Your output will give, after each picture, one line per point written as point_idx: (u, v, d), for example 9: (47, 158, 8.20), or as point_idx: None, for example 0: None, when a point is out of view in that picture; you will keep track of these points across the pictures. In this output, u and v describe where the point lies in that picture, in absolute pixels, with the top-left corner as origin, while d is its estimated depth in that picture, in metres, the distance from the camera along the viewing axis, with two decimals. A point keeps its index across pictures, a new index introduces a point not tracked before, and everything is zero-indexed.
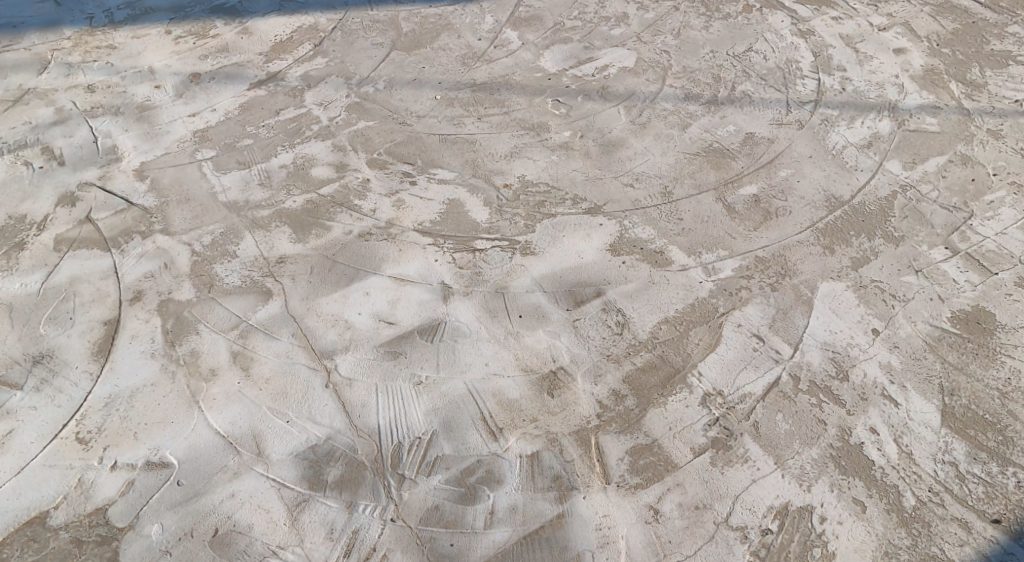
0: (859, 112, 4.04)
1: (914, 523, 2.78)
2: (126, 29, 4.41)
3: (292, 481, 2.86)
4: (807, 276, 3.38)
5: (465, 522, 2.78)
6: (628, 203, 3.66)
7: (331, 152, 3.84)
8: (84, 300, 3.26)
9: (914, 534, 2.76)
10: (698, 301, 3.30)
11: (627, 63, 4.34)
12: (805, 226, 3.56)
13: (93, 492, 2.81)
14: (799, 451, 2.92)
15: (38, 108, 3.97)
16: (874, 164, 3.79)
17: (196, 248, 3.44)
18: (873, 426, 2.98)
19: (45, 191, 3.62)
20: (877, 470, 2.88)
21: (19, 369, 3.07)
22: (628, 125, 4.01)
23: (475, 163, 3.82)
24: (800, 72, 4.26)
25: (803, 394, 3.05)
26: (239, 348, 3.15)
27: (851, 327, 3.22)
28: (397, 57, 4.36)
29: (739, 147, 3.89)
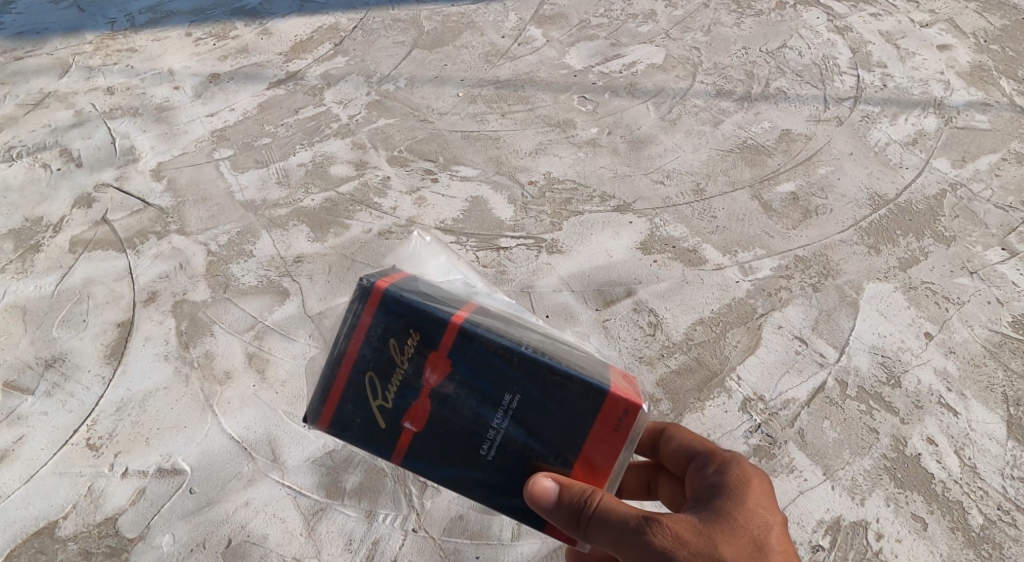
0: (902, 109, 3.87)
1: (982, 544, 2.59)
2: (147, 32, 4.31)
3: (309, 488, 2.72)
4: (851, 276, 3.21)
5: (491, 534, 2.64)
6: (658, 200, 3.50)
7: (350, 150, 3.72)
8: (98, 302, 3.15)
9: (983, 556, 2.57)
10: (735, 301, 3.14)
11: (656, 60, 4.19)
12: (848, 225, 3.38)
13: (103, 501, 2.68)
14: (849, 461, 2.74)
15: (58, 111, 3.85)
16: (921, 161, 3.62)
17: (213, 248, 3.32)
18: (930, 436, 2.80)
19: (62, 192, 3.51)
20: (937, 484, 2.70)
21: (31, 374, 2.96)
22: (658, 122, 3.85)
23: (499, 160, 3.68)
24: (837, 69, 4.09)
25: (851, 400, 2.87)
26: (255, 350, 3.02)
27: (901, 331, 3.04)
28: (419, 55, 4.24)
29: (775, 144, 3.73)
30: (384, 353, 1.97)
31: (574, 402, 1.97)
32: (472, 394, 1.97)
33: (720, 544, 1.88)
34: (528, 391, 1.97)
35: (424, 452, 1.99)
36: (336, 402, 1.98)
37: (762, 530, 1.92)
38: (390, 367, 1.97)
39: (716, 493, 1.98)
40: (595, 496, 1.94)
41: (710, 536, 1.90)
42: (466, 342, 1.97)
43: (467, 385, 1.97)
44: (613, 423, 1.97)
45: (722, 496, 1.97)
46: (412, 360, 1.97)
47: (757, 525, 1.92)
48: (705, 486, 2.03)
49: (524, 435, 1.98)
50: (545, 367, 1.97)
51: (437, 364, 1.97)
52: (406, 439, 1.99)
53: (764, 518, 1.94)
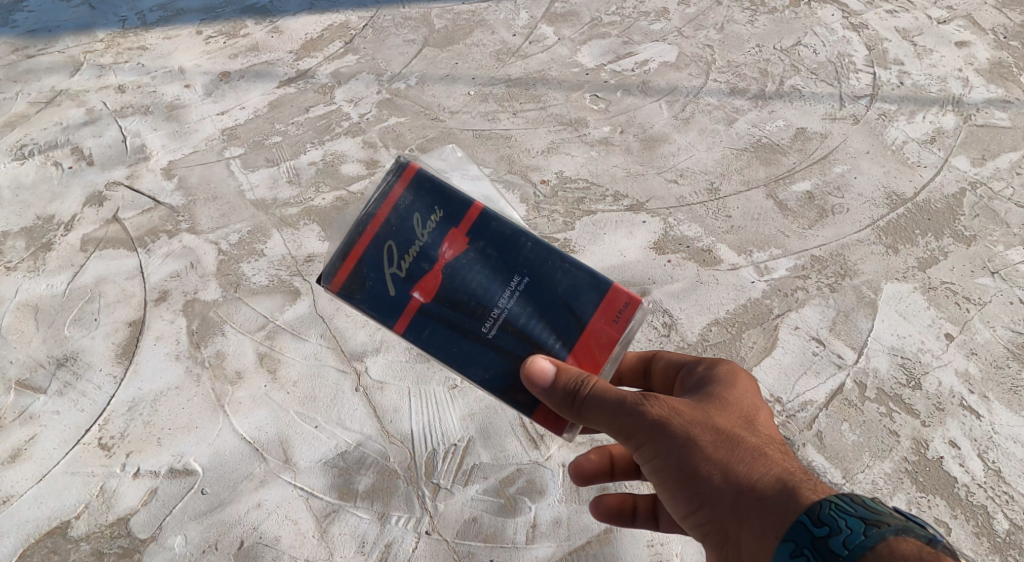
0: (919, 107, 3.83)
1: (1008, 550, 2.56)
2: (158, 30, 4.30)
3: (321, 490, 2.69)
4: (869, 276, 3.17)
5: (506, 537, 2.61)
6: (672, 199, 3.47)
7: (361, 149, 3.70)
8: (109, 301, 3.14)
9: None
10: (751, 301, 3.10)
11: (669, 58, 4.14)
12: (864, 224, 3.35)
13: (115, 501, 2.67)
14: (869, 464, 2.71)
15: (69, 109, 3.84)
16: (939, 160, 3.58)
17: (223, 247, 3.30)
18: (951, 439, 2.76)
19: (74, 190, 3.50)
20: (960, 488, 2.66)
21: (43, 372, 2.95)
22: (671, 120, 3.81)
23: (511, 159, 3.65)
24: (853, 67, 4.05)
25: (871, 402, 2.84)
26: (266, 350, 3.00)
27: (920, 332, 3.01)
28: (430, 53, 4.21)
29: (790, 143, 3.69)
30: (406, 226, 2.14)
31: (576, 288, 2.14)
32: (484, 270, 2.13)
33: (714, 414, 2.07)
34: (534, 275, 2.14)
35: (426, 322, 2.12)
36: (354, 264, 2.12)
37: (747, 406, 2.11)
38: (410, 239, 2.13)
39: (703, 381, 2.16)
40: (591, 380, 2.07)
41: (703, 410, 2.07)
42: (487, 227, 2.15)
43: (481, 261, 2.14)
44: (613, 314, 2.13)
45: (710, 381, 2.15)
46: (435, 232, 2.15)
47: (743, 401, 2.12)
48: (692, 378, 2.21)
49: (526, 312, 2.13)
50: (555, 257, 2.14)
51: (456, 238, 2.14)
52: (414, 304, 2.12)
53: (747, 397, 2.14)
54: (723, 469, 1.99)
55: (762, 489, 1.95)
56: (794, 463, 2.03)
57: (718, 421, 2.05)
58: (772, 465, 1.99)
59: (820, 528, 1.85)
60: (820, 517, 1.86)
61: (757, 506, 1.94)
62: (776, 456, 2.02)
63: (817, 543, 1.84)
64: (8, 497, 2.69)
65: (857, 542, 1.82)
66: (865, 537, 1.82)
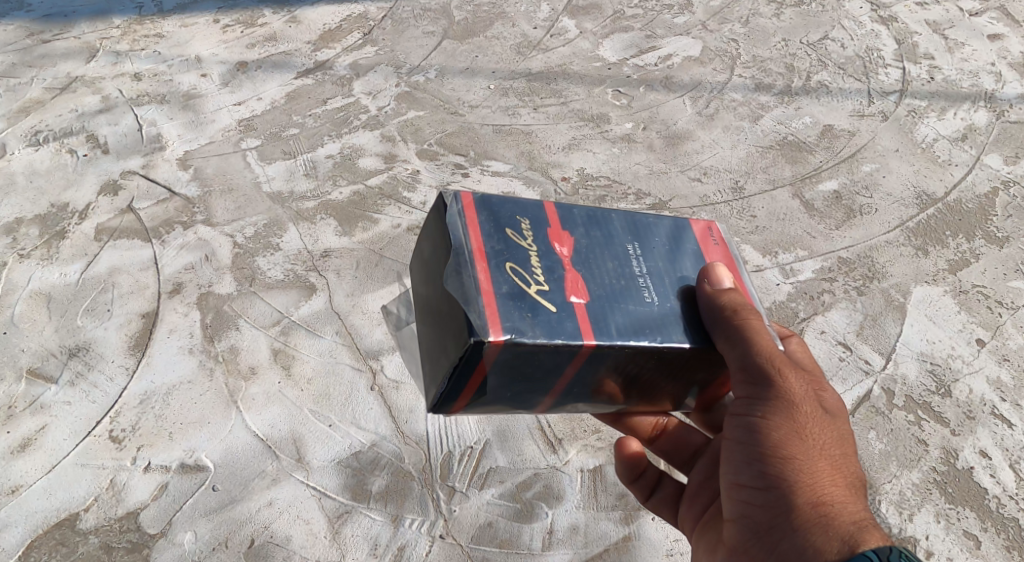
0: (951, 103, 3.73)
1: None
2: (175, 18, 4.24)
3: (334, 490, 2.65)
4: (897, 279, 3.09)
5: (522, 543, 2.56)
6: (695, 198, 3.39)
7: (379, 143, 3.64)
8: (123, 291, 3.11)
9: None
10: (776, 304, 3.02)
11: (693, 52, 4.05)
12: (893, 225, 3.27)
13: (126, 495, 2.64)
14: (897, 474, 2.63)
15: (85, 96, 3.80)
16: (971, 159, 3.49)
17: (239, 240, 3.26)
18: (982, 448, 2.69)
19: (89, 179, 3.47)
20: (991, 500, 2.59)
21: (55, 362, 2.92)
22: (694, 117, 3.73)
23: (532, 154, 3.59)
24: (882, 61, 3.94)
25: (899, 410, 2.76)
26: (281, 345, 2.96)
27: (951, 337, 2.93)
28: (449, 46, 4.13)
29: (817, 140, 3.59)
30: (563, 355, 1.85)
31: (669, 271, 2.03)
32: (562, 324, 1.84)
33: (732, 449, 1.98)
34: (633, 261, 2.00)
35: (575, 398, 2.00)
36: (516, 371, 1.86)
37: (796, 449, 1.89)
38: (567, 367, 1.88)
39: (766, 383, 1.93)
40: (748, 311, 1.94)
41: (735, 437, 1.97)
42: (503, 283, 1.85)
43: (535, 320, 1.83)
44: (710, 239, 2.14)
45: (771, 394, 1.93)
46: (465, 374, 1.83)
47: (801, 444, 1.90)
48: (750, 366, 1.92)
49: (637, 307, 1.92)
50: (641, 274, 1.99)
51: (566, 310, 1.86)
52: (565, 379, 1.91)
53: (808, 441, 1.91)
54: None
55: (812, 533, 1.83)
56: (825, 538, 1.80)
57: (738, 461, 1.96)
58: (778, 542, 1.86)
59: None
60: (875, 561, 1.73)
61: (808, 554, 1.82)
62: (795, 523, 1.85)
63: None
64: (17, 487, 2.65)
65: None
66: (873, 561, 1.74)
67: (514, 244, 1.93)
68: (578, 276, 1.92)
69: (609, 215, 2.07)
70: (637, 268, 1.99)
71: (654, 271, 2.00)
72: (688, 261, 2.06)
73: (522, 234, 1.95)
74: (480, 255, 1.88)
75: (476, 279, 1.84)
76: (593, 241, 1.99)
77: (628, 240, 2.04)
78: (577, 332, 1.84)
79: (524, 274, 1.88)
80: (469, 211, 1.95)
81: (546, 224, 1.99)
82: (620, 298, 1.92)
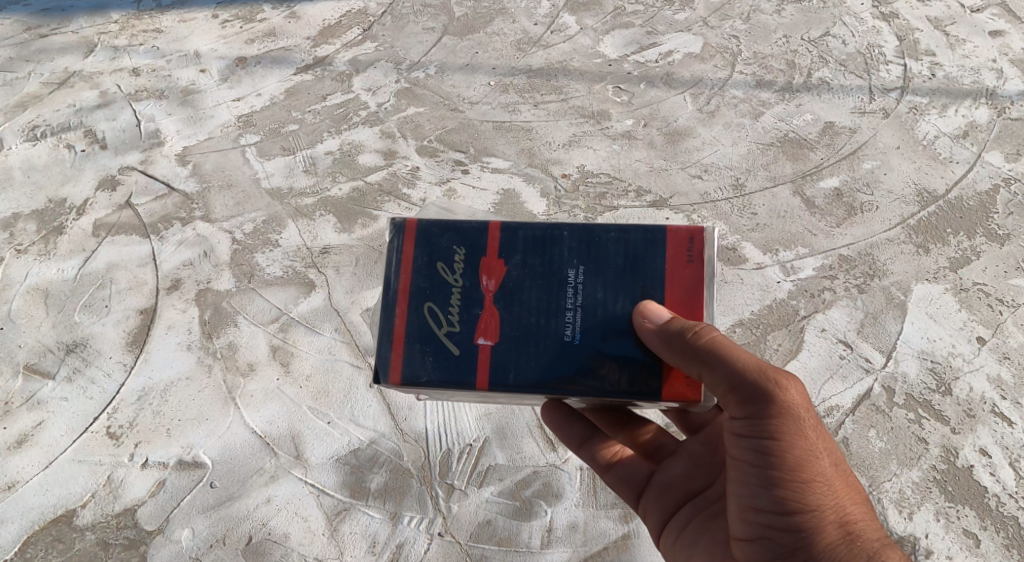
0: (952, 100, 3.72)
1: None
2: (173, 13, 4.20)
3: (332, 488, 2.65)
4: (898, 277, 3.08)
5: (520, 540, 2.57)
6: (696, 196, 3.39)
7: (378, 139, 3.63)
8: (121, 287, 3.10)
9: None
10: (776, 302, 3.02)
11: (693, 48, 4.03)
12: (895, 223, 3.25)
13: (123, 491, 2.63)
14: (896, 473, 2.64)
15: (83, 91, 3.78)
16: (972, 156, 3.48)
17: (237, 236, 3.25)
18: (982, 446, 2.69)
19: (87, 175, 3.45)
20: (990, 499, 2.59)
21: (52, 358, 2.91)
22: (695, 114, 3.71)
23: (532, 151, 3.58)
24: (883, 58, 3.93)
25: (899, 408, 2.75)
26: (279, 342, 2.95)
27: (952, 335, 2.92)
28: (449, 42, 4.11)
29: (818, 137, 3.58)
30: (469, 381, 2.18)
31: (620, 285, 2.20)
32: (458, 368, 2.18)
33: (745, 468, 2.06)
34: (563, 296, 2.20)
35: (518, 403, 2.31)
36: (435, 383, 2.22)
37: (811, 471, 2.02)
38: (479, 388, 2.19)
39: (775, 408, 2.03)
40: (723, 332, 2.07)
41: (746, 460, 2.06)
42: (414, 325, 2.20)
43: (433, 363, 2.19)
44: (685, 257, 2.20)
45: (781, 417, 2.03)
46: (390, 388, 2.23)
47: (812, 465, 2.02)
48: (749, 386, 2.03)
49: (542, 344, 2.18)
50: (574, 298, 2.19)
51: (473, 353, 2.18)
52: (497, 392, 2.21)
53: (817, 460, 2.04)
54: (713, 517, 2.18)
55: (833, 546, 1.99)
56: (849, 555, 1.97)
57: (754, 482, 2.04)
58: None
59: None
60: None
61: None
62: (819, 545, 1.99)
63: None
64: (14, 483, 2.66)
65: None
66: None
67: (440, 283, 2.23)
68: (491, 315, 2.20)
69: (562, 244, 2.23)
70: (570, 294, 2.20)
71: (590, 294, 2.19)
72: (657, 265, 2.20)
73: (452, 269, 2.24)
74: (403, 297, 2.23)
75: (391, 323, 2.21)
76: (525, 270, 2.22)
77: (573, 264, 2.21)
78: (472, 375, 2.18)
79: (438, 315, 2.21)
80: (404, 251, 2.25)
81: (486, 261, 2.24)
82: (532, 337, 2.18)
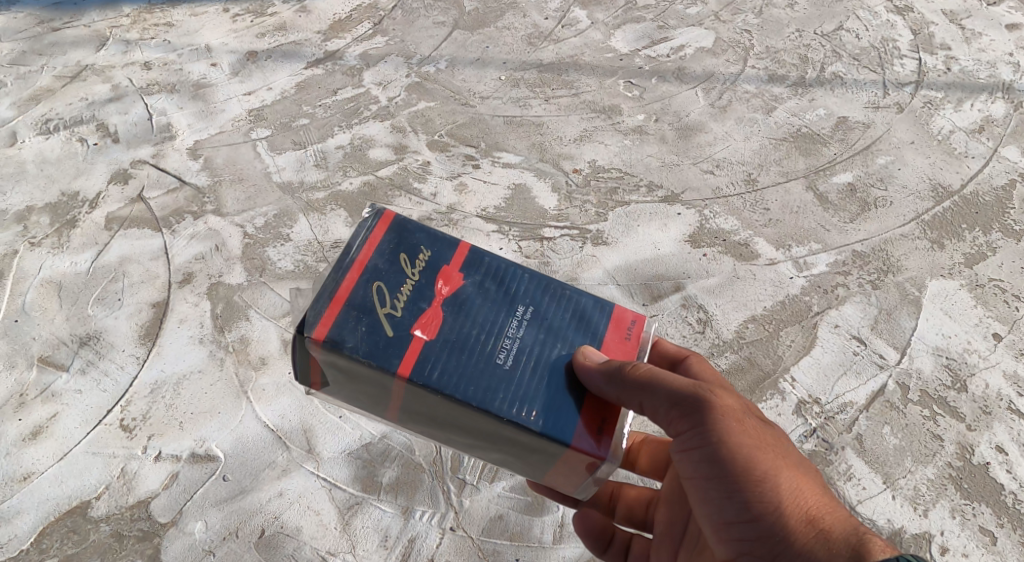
0: (968, 94, 3.69)
1: None
2: (185, 7, 4.21)
3: (344, 481, 2.65)
4: (913, 273, 3.06)
5: (532, 536, 2.56)
6: (708, 190, 3.37)
7: (389, 134, 3.62)
8: (133, 280, 3.10)
9: None
10: (789, 298, 3.01)
11: (705, 43, 4.01)
12: (909, 218, 3.23)
13: (137, 484, 2.64)
14: (911, 469, 2.62)
15: (95, 84, 3.79)
16: (988, 151, 3.46)
17: (249, 230, 3.25)
18: (999, 443, 2.67)
19: (99, 168, 3.46)
20: (1007, 495, 2.57)
21: (66, 350, 2.92)
22: (707, 109, 3.69)
23: (543, 146, 3.57)
24: (897, 52, 3.90)
25: (914, 405, 2.74)
26: (291, 336, 2.95)
27: (967, 332, 2.90)
28: (460, 36, 4.10)
29: (831, 132, 3.56)
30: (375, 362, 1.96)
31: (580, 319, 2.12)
32: (388, 346, 1.97)
33: (704, 483, 2.02)
34: (511, 322, 2.05)
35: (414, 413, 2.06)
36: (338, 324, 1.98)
37: (766, 470, 1.96)
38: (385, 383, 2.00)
39: (706, 410, 2.01)
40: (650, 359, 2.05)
41: (701, 472, 2.02)
42: (358, 293, 2.00)
43: (366, 331, 1.97)
44: (623, 333, 2.14)
45: (714, 419, 2.01)
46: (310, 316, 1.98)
47: (766, 463, 1.97)
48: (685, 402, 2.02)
49: (483, 365, 1.99)
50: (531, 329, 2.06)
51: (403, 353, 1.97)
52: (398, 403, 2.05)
53: (771, 456, 1.99)
54: (701, 541, 2.15)
55: (812, 543, 1.91)
56: (822, 550, 1.89)
57: (716, 497, 2.00)
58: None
59: None
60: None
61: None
62: (794, 545, 1.92)
63: None
64: (28, 474, 2.66)
65: None
66: None
67: (381, 290, 2.02)
68: (437, 316, 2.02)
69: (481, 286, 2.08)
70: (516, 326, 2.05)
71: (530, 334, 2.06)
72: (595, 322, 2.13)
73: (413, 262, 2.07)
74: (338, 300, 1.99)
75: (336, 286, 2.01)
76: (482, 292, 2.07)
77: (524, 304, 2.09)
78: (395, 361, 1.96)
79: (385, 295, 2.01)
80: (370, 237, 2.07)
81: (442, 262, 2.09)
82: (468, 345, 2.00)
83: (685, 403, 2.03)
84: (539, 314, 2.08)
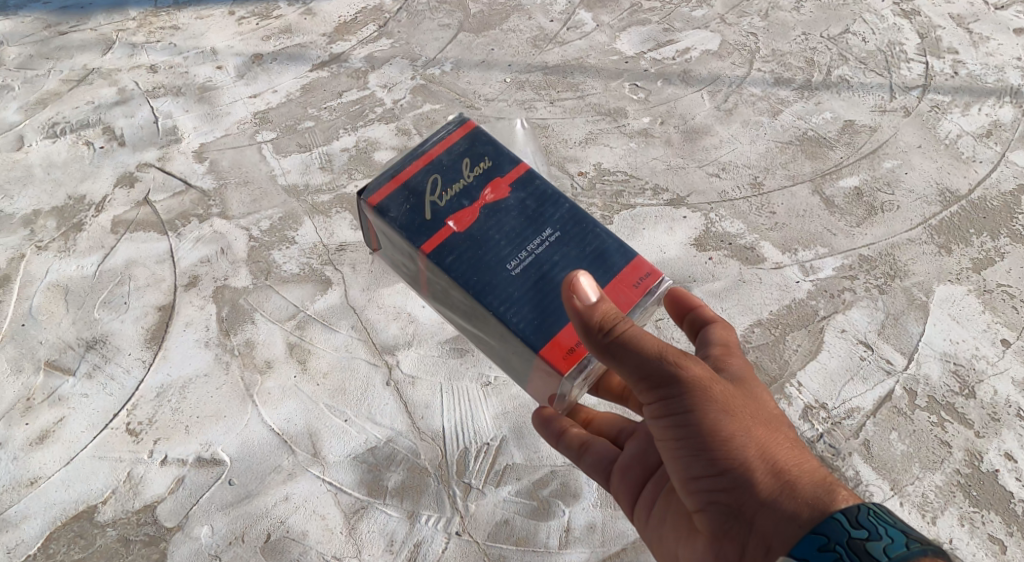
0: (975, 98, 3.68)
1: None
2: (190, 10, 4.22)
3: (349, 486, 2.65)
4: (920, 278, 3.05)
5: (538, 541, 2.56)
6: (713, 194, 3.36)
7: (394, 137, 3.62)
8: (139, 284, 3.10)
9: None
10: (795, 302, 3.00)
11: (711, 46, 4.00)
12: (916, 223, 3.22)
13: (143, 488, 2.64)
14: (919, 476, 2.61)
15: (101, 87, 3.80)
16: (996, 155, 3.45)
17: (254, 234, 3.25)
18: (1008, 451, 2.66)
19: (105, 171, 3.46)
20: (1016, 503, 2.56)
21: (73, 354, 2.92)
22: (713, 112, 3.69)
23: (548, 149, 3.56)
24: (905, 55, 3.89)
25: (922, 411, 2.73)
26: (296, 340, 2.95)
27: (975, 337, 2.89)
28: (465, 38, 4.10)
29: (837, 136, 3.55)
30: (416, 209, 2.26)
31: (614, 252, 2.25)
32: (427, 225, 2.23)
33: (673, 446, 2.02)
34: (535, 240, 2.23)
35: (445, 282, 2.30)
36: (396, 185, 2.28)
37: (733, 433, 1.96)
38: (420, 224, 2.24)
39: (673, 378, 1.97)
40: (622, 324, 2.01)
41: (671, 438, 2.02)
42: (416, 177, 2.29)
43: (410, 207, 2.26)
44: (634, 280, 2.23)
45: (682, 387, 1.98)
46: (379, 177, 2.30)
47: (732, 426, 1.97)
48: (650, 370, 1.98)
49: (492, 275, 2.18)
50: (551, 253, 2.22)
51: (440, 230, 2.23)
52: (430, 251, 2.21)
53: (735, 419, 1.98)
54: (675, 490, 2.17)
55: (779, 498, 1.92)
56: (786, 505, 1.91)
57: (686, 459, 2.00)
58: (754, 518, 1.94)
59: (858, 529, 1.80)
60: (858, 518, 1.81)
61: (779, 518, 1.91)
62: (760, 499, 1.94)
63: (852, 542, 1.78)
64: (36, 478, 2.66)
65: (897, 550, 1.74)
66: (907, 548, 1.75)
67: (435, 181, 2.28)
68: (472, 212, 2.25)
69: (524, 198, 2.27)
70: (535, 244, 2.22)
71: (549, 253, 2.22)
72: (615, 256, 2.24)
73: (471, 169, 2.31)
74: (398, 179, 2.29)
75: (399, 168, 2.30)
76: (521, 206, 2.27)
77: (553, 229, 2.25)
78: (422, 240, 2.22)
79: (437, 187, 2.28)
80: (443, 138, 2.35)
81: (499, 174, 2.31)
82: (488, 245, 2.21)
83: (655, 377, 1.98)
84: (558, 242, 2.24)
